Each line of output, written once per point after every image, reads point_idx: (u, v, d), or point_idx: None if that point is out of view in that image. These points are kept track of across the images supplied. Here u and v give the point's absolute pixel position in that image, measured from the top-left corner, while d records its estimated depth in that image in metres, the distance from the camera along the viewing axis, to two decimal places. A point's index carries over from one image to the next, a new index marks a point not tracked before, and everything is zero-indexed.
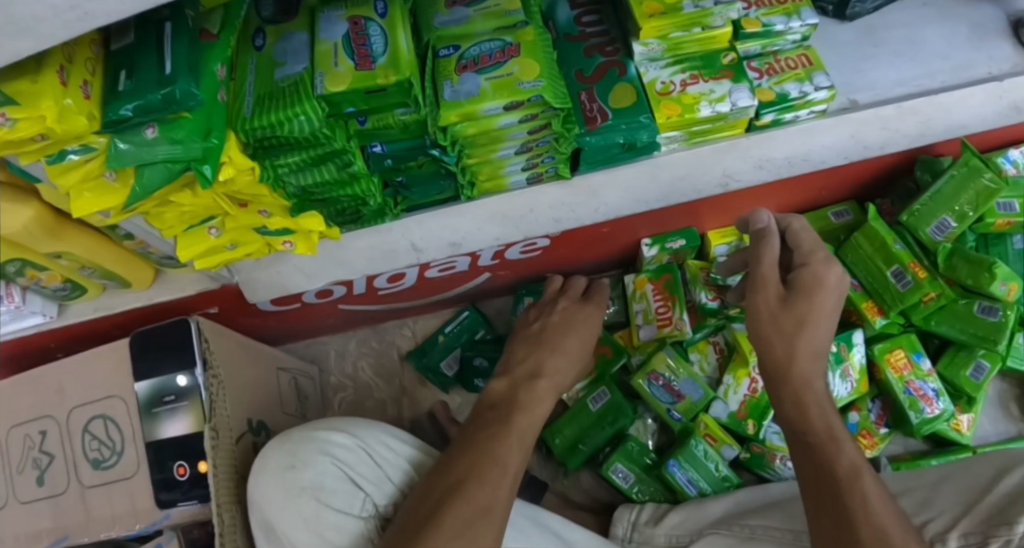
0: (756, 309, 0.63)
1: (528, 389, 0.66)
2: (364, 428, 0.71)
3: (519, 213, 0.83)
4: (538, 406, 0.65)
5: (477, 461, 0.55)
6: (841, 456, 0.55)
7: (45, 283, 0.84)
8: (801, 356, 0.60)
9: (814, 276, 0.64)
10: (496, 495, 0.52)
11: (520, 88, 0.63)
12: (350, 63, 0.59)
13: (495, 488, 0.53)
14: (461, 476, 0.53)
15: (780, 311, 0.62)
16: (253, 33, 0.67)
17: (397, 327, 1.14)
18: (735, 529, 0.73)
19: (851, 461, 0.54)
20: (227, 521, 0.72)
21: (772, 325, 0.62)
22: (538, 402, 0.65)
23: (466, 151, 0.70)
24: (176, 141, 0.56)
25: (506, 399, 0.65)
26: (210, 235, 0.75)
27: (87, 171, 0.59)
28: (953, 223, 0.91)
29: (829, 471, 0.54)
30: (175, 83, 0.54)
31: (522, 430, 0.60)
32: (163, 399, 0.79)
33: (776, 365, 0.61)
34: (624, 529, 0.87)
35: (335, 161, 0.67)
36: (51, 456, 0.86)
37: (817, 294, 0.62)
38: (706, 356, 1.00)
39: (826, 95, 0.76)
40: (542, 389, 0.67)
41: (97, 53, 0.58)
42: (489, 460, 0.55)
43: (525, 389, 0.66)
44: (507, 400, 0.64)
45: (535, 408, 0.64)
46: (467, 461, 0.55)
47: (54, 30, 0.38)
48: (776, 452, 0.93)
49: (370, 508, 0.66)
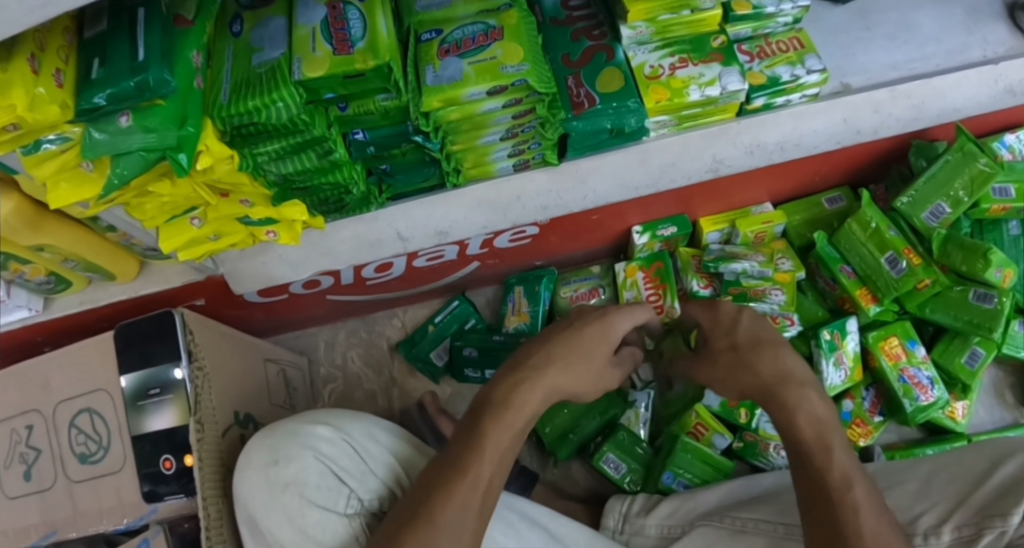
0: (714, 362, 0.67)
1: (507, 383, 0.59)
2: (348, 421, 0.71)
3: (505, 200, 0.81)
4: (517, 401, 0.57)
5: (446, 476, 0.52)
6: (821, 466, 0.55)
7: (29, 276, 0.82)
8: (764, 366, 0.62)
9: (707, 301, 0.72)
10: (464, 511, 0.50)
11: (503, 72, 0.61)
12: (327, 48, 0.58)
13: (462, 507, 0.50)
14: (425, 501, 0.51)
15: (723, 347, 0.66)
16: (230, 19, 0.66)
17: (386, 317, 1.13)
18: (728, 521, 0.73)
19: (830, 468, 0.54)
20: (213, 514, 0.72)
21: (721, 366, 0.66)
22: (518, 403, 0.57)
23: (450, 137, 0.69)
24: (151, 129, 0.55)
25: (482, 400, 0.58)
26: (192, 226, 0.74)
27: (65, 161, 0.58)
28: (948, 208, 0.90)
29: (821, 483, 0.53)
30: (148, 70, 0.52)
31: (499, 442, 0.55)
32: (148, 393, 0.79)
33: (764, 389, 0.61)
34: (615, 520, 0.86)
35: (315, 149, 0.65)
36: (38, 451, 0.86)
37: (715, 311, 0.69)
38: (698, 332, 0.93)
39: (819, 78, 0.75)
40: (521, 378, 0.59)
41: (70, 40, 0.56)
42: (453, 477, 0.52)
43: (503, 384, 0.58)
44: (484, 401, 0.58)
45: (513, 406, 0.57)
46: (432, 483, 0.52)
47: (20, 16, 0.36)
48: (770, 440, 0.92)
49: (356, 502, 0.65)
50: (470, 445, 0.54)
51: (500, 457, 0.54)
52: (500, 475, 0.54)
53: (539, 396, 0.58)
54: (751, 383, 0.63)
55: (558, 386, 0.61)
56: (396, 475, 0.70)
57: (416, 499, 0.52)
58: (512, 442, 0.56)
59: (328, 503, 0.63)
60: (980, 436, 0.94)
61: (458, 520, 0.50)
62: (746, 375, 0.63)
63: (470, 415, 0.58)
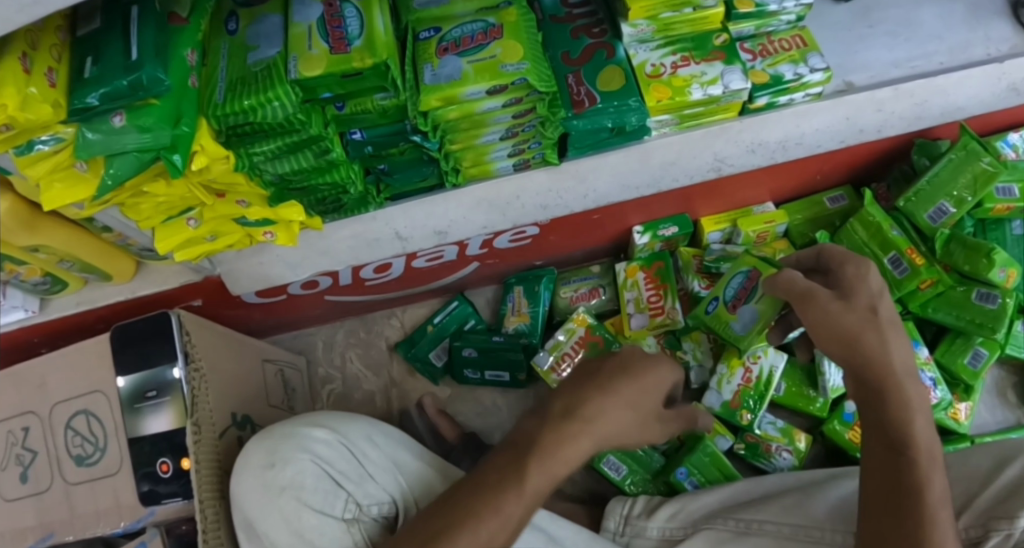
0: (835, 322, 0.56)
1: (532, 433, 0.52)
2: (344, 424, 0.71)
3: (505, 199, 0.81)
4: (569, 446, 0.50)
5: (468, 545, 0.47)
6: (902, 477, 0.52)
7: (24, 277, 0.82)
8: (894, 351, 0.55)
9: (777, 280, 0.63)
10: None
11: (502, 70, 0.60)
12: (324, 46, 0.57)
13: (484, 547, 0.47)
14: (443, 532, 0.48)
15: (851, 312, 0.56)
16: (225, 17, 0.65)
17: (385, 317, 1.12)
18: (730, 523, 0.73)
19: (913, 482, 0.51)
20: (211, 517, 0.71)
21: (847, 330, 0.55)
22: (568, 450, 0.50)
23: (448, 136, 0.68)
24: (145, 129, 0.54)
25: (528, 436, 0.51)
26: (188, 226, 0.73)
27: (58, 161, 0.57)
28: (951, 208, 0.89)
29: (918, 491, 0.50)
30: (142, 69, 0.52)
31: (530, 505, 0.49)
32: (145, 395, 0.78)
33: (886, 371, 0.54)
34: (616, 522, 0.85)
35: (312, 148, 0.64)
36: (34, 453, 0.85)
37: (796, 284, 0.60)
38: (746, 297, 0.84)
39: (822, 77, 0.74)
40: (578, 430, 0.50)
41: (63, 39, 0.56)
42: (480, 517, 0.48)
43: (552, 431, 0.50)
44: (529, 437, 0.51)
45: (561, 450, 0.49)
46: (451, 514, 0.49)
47: (10, 14, 0.36)
48: (771, 441, 0.92)
49: (354, 506, 0.64)
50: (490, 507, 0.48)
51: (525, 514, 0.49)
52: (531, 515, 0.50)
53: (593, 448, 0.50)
54: (878, 363, 0.54)
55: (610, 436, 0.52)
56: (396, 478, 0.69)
57: (432, 525, 0.49)
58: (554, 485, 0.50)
59: (325, 507, 0.62)
60: (983, 436, 0.94)
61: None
62: (881, 354, 0.54)
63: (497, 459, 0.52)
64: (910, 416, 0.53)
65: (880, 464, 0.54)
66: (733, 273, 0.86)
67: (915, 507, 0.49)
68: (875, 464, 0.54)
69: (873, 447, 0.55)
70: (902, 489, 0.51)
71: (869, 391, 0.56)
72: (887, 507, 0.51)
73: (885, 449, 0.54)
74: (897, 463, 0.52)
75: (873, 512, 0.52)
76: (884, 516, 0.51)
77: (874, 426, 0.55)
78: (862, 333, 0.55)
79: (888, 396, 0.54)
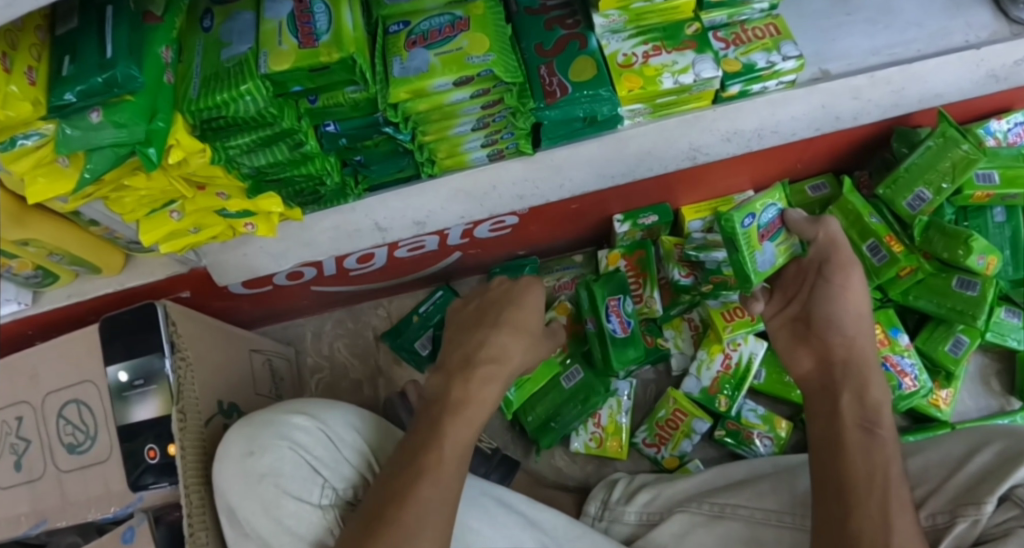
0: (846, 291, 0.71)
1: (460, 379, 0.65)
2: (324, 411, 0.73)
3: (481, 190, 0.81)
4: (474, 396, 0.63)
5: (395, 496, 0.55)
6: (872, 453, 0.59)
7: (16, 270, 0.84)
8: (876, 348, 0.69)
9: (824, 232, 0.76)
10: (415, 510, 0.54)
11: (469, 62, 0.61)
12: (294, 41, 0.58)
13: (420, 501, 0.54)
14: (391, 497, 0.55)
15: (858, 295, 0.71)
16: (201, 14, 0.66)
17: (372, 307, 1.14)
18: (704, 507, 0.75)
19: (881, 461, 0.58)
20: (196, 501, 0.73)
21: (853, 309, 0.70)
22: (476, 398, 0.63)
23: (421, 128, 0.69)
24: (120, 125, 0.56)
25: (441, 395, 0.63)
26: (171, 219, 0.74)
27: (40, 157, 0.59)
28: (929, 195, 0.88)
29: (883, 472, 0.57)
30: (116, 67, 0.54)
31: (455, 437, 0.59)
32: (133, 383, 0.80)
33: (864, 357, 0.67)
34: (596, 507, 0.87)
35: (286, 141, 0.66)
36: (28, 441, 0.87)
37: (840, 253, 0.73)
38: (774, 235, 0.82)
39: (794, 64, 0.74)
40: (483, 374, 0.64)
41: (42, 38, 0.58)
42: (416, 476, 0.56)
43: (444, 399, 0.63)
44: (440, 397, 0.63)
45: (468, 402, 0.62)
46: (393, 487, 0.56)
47: None
48: (752, 428, 0.92)
49: (330, 492, 0.66)
50: (414, 464, 0.57)
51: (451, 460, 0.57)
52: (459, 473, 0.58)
53: (497, 391, 0.65)
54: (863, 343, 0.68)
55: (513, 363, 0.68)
56: (370, 465, 0.72)
57: (388, 493, 0.56)
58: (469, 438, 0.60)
59: (302, 493, 0.65)
60: (964, 423, 0.94)
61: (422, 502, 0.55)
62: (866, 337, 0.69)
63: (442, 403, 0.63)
64: (882, 403, 0.63)
65: (852, 441, 0.61)
66: (769, 198, 0.81)
67: (882, 481, 0.56)
68: (846, 435, 0.62)
69: (844, 425, 0.62)
70: (870, 466, 0.58)
71: (849, 373, 0.66)
72: (855, 478, 0.58)
73: (856, 426, 0.62)
74: (869, 440, 0.60)
75: (839, 482, 0.58)
76: (852, 486, 0.57)
77: (849, 406, 0.64)
78: (864, 322, 0.69)
79: (868, 381, 0.65)
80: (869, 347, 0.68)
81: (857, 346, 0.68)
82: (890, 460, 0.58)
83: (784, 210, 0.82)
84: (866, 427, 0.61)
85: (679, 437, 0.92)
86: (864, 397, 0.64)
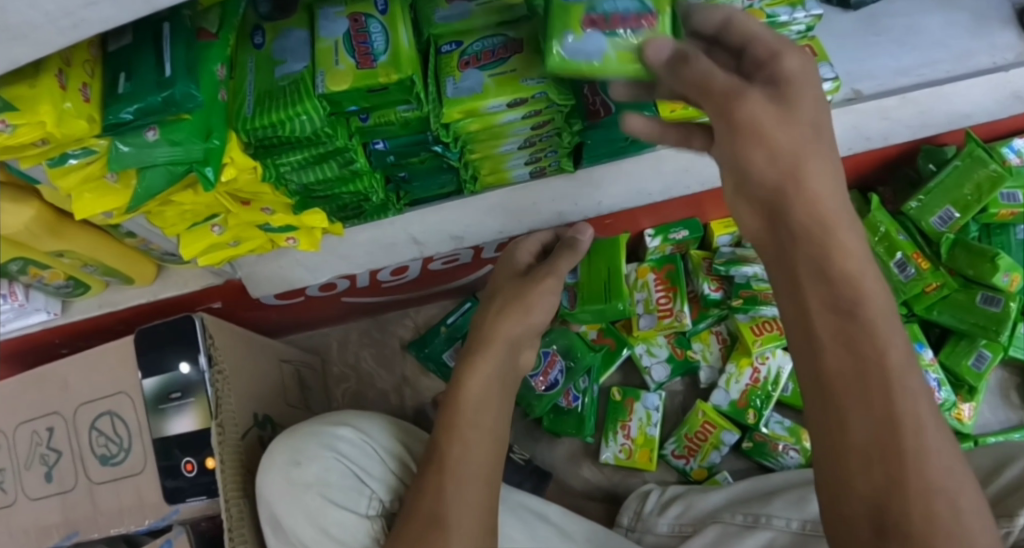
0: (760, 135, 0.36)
1: (463, 362, 0.68)
2: (365, 422, 0.74)
3: (520, 205, 0.82)
4: (470, 380, 0.65)
5: (417, 497, 0.59)
6: (863, 363, 0.36)
7: (48, 281, 0.83)
8: (820, 196, 0.36)
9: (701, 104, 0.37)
10: (436, 504, 0.57)
11: (523, 84, 0.62)
12: (350, 61, 0.59)
13: (437, 495, 0.58)
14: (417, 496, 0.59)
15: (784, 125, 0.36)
16: (251, 30, 0.66)
17: (399, 317, 1.14)
18: (738, 517, 0.76)
19: (875, 359, 0.35)
20: (235, 514, 0.73)
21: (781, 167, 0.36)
22: (472, 379, 0.65)
23: (469, 146, 0.70)
24: (177, 142, 0.57)
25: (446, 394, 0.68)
26: (212, 233, 0.74)
27: (91, 172, 0.59)
28: (956, 213, 0.90)
29: (877, 377, 0.35)
30: (175, 86, 0.54)
31: (456, 424, 0.62)
32: (170, 396, 0.80)
33: (820, 216, 0.36)
34: (629, 518, 0.89)
35: (337, 159, 0.66)
36: (58, 453, 0.87)
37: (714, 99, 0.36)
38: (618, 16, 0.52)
39: (831, 86, 0.76)
40: (478, 352, 0.68)
41: (94, 55, 0.57)
42: (434, 469, 0.60)
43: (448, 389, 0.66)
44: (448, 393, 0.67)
45: (466, 383, 0.65)
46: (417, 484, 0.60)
47: (50, 37, 0.39)
48: (778, 440, 0.93)
49: (377, 503, 0.68)
50: (430, 465, 0.60)
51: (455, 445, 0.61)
52: (467, 458, 0.60)
53: (492, 361, 0.67)
54: (821, 187, 0.36)
55: (516, 330, 0.70)
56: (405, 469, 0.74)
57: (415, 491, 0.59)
58: (468, 421, 0.63)
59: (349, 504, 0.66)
60: (987, 437, 0.96)
61: (437, 494, 0.58)
62: (818, 176, 0.36)
63: (444, 406, 0.65)
64: (860, 270, 0.36)
65: (835, 360, 0.36)
66: None
67: (881, 396, 0.35)
68: (830, 357, 0.37)
69: (812, 327, 0.37)
70: (868, 385, 0.35)
71: (804, 246, 0.37)
72: (858, 428, 0.36)
73: (826, 317, 0.37)
74: (852, 346, 0.36)
75: (860, 444, 0.35)
76: (846, 465, 0.36)
77: (816, 302, 0.37)
78: (799, 166, 0.36)
79: (835, 251, 0.36)
80: (848, 242, 0.36)
81: (795, 203, 0.36)
82: (926, 429, 0.35)
83: (655, 12, 0.51)
84: (891, 398, 0.35)
85: (708, 449, 0.93)
86: (829, 271, 0.36)
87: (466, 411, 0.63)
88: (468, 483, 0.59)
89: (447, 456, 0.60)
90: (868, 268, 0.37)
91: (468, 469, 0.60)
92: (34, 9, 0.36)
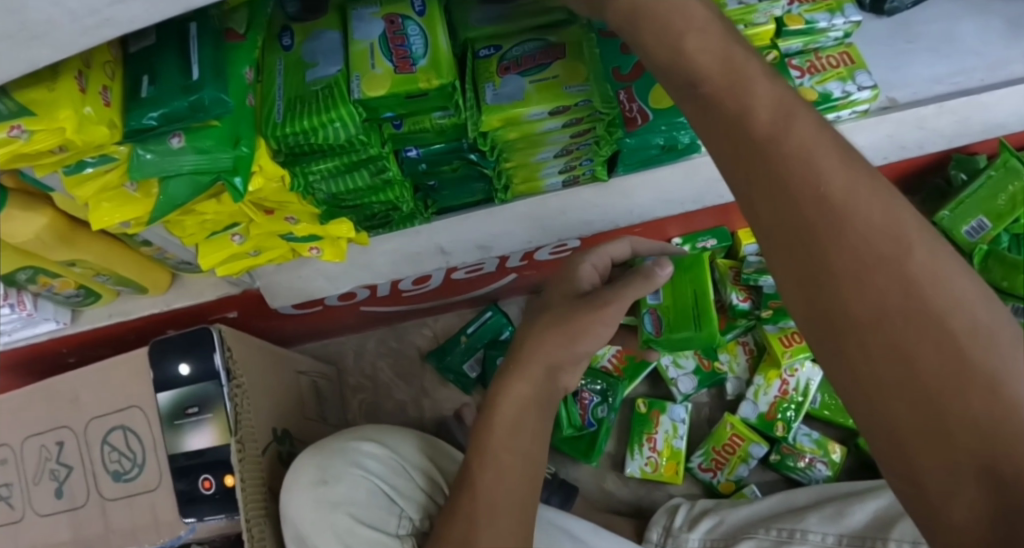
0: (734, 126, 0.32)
1: (498, 377, 0.63)
2: (392, 438, 0.71)
3: (550, 214, 0.80)
4: (501, 406, 0.60)
5: (452, 521, 0.57)
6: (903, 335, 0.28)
7: (58, 290, 0.80)
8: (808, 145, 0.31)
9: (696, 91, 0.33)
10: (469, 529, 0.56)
11: (565, 91, 0.60)
12: (388, 65, 0.56)
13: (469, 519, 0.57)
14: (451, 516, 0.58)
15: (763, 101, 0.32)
16: (279, 32, 0.63)
17: (417, 326, 1.11)
18: (771, 532, 0.73)
19: (918, 328, 0.28)
20: (256, 534, 0.70)
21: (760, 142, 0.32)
22: (503, 407, 0.60)
23: (504, 155, 0.67)
24: (203, 150, 0.54)
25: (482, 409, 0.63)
26: (233, 242, 0.72)
27: (109, 180, 0.56)
28: (988, 223, 0.90)
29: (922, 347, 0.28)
30: (203, 90, 0.51)
31: (486, 448, 0.59)
32: (186, 411, 0.76)
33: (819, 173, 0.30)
34: (658, 533, 0.86)
35: (369, 167, 0.64)
36: (69, 468, 0.84)
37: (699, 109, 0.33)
38: None
39: (869, 95, 0.74)
40: (512, 376, 0.61)
41: (115, 55, 0.54)
42: (466, 490, 0.58)
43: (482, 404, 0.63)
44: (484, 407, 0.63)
45: (497, 405, 0.60)
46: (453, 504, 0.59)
47: (73, 37, 0.36)
48: (805, 453, 0.91)
49: (407, 522, 0.66)
50: (465, 488, 0.59)
51: (485, 470, 0.58)
52: (500, 485, 0.58)
53: (527, 386, 0.60)
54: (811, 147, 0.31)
55: (559, 355, 0.61)
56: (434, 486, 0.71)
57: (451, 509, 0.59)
58: (498, 447, 0.59)
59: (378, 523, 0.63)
60: None
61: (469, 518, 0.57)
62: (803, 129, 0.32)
63: (477, 425, 0.61)
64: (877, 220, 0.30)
65: (879, 341, 0.29)
66: None
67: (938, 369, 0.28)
68: (867, 338, 0.29)
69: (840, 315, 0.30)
70: (917, 363, 0.28)
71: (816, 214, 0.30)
72: (906, 398, 0.28)
73: (868, 308, 0.29)
74: (894, 322, 0.28)
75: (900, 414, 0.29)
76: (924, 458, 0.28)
77: (843, 277, 0.30)
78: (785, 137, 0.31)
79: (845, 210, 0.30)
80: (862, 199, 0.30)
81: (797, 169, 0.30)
82: (938, 337, 0.28)
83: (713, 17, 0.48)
84: (839, 268, 0.30)
85: (735, 462, 0.91)
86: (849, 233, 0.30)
87: (496, 438, 0.59)
88: (502, 512, 0.57)
89: (479, 480, 0.58)
90: (797, 121, 0.32)
91: (502, 496, 0.57)
92: (57, 6, 0.34)
